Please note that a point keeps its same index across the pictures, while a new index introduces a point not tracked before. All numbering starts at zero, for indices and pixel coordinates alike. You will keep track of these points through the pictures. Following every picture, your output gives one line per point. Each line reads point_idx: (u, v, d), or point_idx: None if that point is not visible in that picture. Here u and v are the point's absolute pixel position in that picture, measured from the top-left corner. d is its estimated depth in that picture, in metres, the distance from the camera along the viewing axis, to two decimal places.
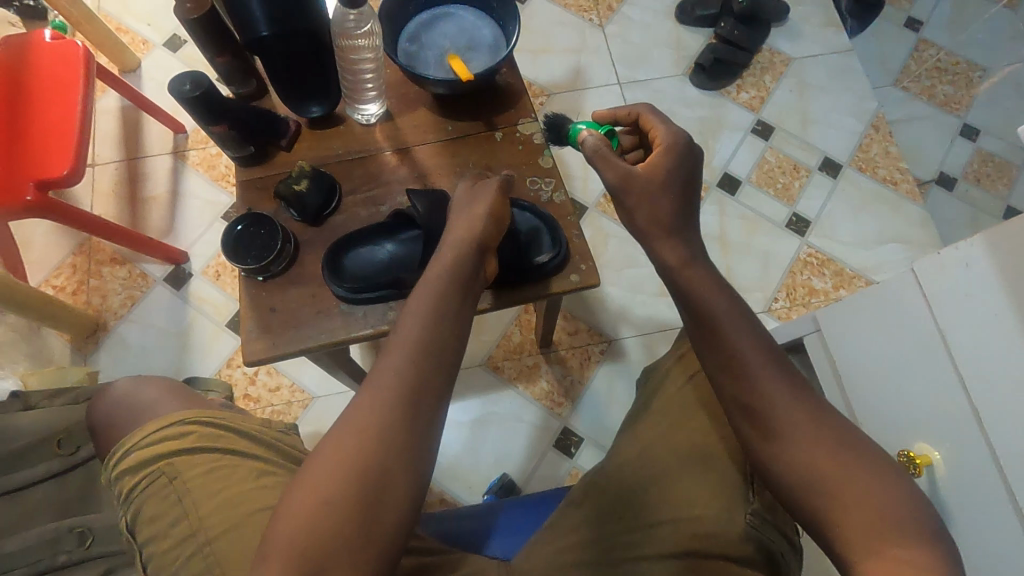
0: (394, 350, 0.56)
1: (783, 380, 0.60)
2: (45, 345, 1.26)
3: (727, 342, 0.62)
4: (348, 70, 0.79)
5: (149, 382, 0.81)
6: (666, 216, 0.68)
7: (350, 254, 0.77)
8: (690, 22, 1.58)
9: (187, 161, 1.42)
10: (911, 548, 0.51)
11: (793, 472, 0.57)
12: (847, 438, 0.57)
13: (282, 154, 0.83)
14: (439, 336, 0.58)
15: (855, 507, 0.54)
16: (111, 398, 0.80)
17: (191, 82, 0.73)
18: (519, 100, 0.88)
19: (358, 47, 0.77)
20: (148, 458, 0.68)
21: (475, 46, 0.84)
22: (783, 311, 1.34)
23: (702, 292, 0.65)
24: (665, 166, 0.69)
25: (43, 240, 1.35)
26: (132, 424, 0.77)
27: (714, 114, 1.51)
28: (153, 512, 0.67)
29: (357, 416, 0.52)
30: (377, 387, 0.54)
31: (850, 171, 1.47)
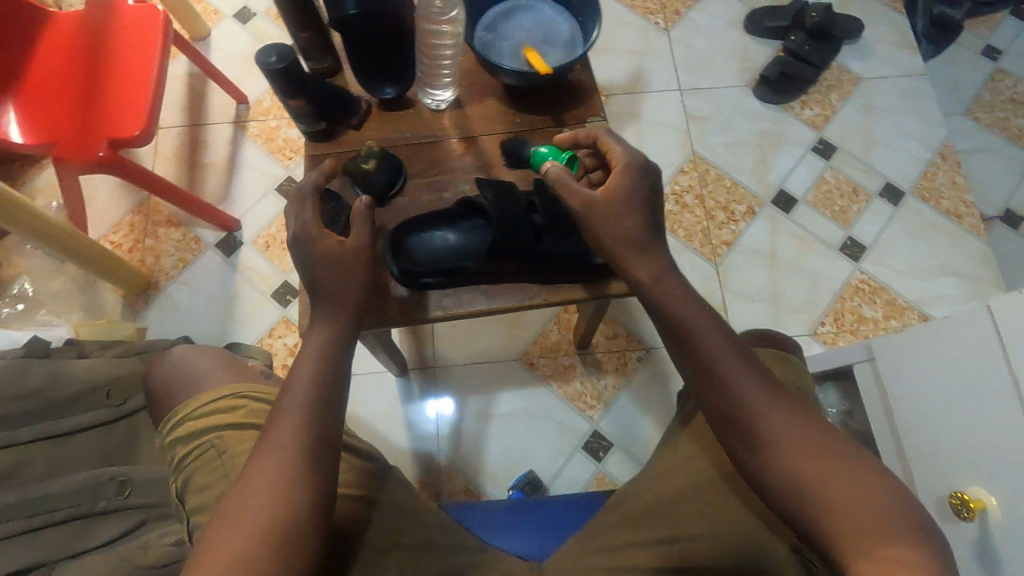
0: (289, 398, 0.63)
1: (764, 390, 0.62)
2: (98, 298, 1.30)
3: (704, 356, 0.64)
4: (430, 54, 0.80)
5: (203, 351, 0.84)
6: (635, 234, 0.69)
7: (414, 237, 0.77)
8: (759, 32, 1.55)
9: (247, 132, 1.45)
10: (899, 546, 0.52)
11: (780, 478, 0.59)
12: (830, 441, 0.59)
13: (350, 133, 0.84)
14: (332, 382, 0.65)
15: (844, 508, 0.55)
16: (168, 363, 0.83)
17: (275, 54, 0.73)
18: (590, 98, 0.87)
19: (440, 33, 0.77)
20: (201, 429, 0.73)
21: (551, 41, 0.84)
22: (829, 335, 1.31)
23: (677, 307, 0.67)
24: (628, 186, 0.70)
25: (105, 197, 1.39)
26: (185, 392, 0.80)
27: (775, 128, 1.48)
28: (203, 481, 0.71)
29: (261, 467, 0.59)
30: (278, 442, 0.61)
31: (912, 199, 1.42)
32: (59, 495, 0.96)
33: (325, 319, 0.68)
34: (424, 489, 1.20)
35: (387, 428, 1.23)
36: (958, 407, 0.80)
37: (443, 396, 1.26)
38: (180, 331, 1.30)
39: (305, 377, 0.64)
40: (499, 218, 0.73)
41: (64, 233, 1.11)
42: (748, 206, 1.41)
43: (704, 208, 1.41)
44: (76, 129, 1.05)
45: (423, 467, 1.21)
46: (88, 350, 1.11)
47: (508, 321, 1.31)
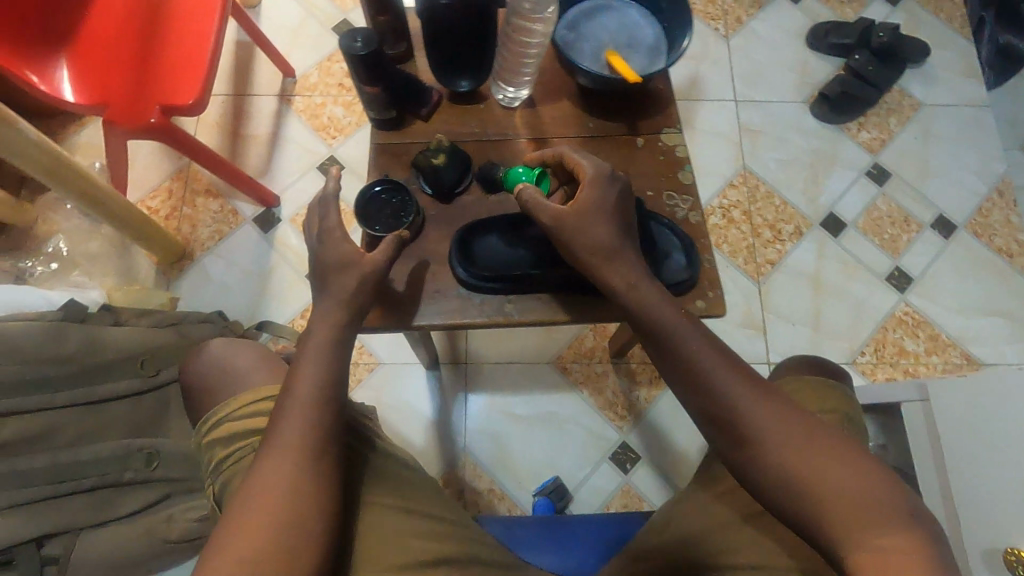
0: (291, 404, 0.67)
1: (746, 385, 0.62)
2: (132, 263, 1.29)
3: (684, 357, 0.64)
4: (519, 53, 0.76)
5: (243, 346, 0.84)
6: (604, 241, 0.68)
7: (479, 238, 0.77)
8: (821, 48, 1.50)
9: (292, 106, 1.42)
10: (891, 534, 0.53)
11: (768, 473, 0.58)
12: (817, 431, 0.59)
13: (418, 124, 0.81)
14: (333, 387, 0.69)
15: (836, 499, 0.55)
16: (206, 358, 0.82)
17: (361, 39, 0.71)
18: (667, 108, 0.83)
19: (528, 33, 0.74)
20: (238, 431, 0.73)
21: (635, 46, 0.80)
22: (868, 366, 1.28)
23: (656, 307, 0.67)
24: (599, 200, 0.69)
25: (144, 160, 1.37)
26: (224, 388, 0.79)
27: (830, 149, 1.44)
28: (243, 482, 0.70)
29: (268, 472, 0.64)
30: (284, 444, 0.65)
31: (964, 234, 1.39)
32: (89, 464, 0.96)
33: (321, 323, 0.71)
34: (447, 486, 1.18)
35: (415, 424, 1.22)
36: None
37: (473, 395, 1.24)
38: (212, 304, 1.28)
39: (306, 384, 0.68)
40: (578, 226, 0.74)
41: (107, 196, 1.09)
42: (797, 227, 1.38)
43: (751, 224, 1.38)
44: (128, 90, 1.02)
45: (447, 463, 1.20)
46: (124, 317, 1.09)
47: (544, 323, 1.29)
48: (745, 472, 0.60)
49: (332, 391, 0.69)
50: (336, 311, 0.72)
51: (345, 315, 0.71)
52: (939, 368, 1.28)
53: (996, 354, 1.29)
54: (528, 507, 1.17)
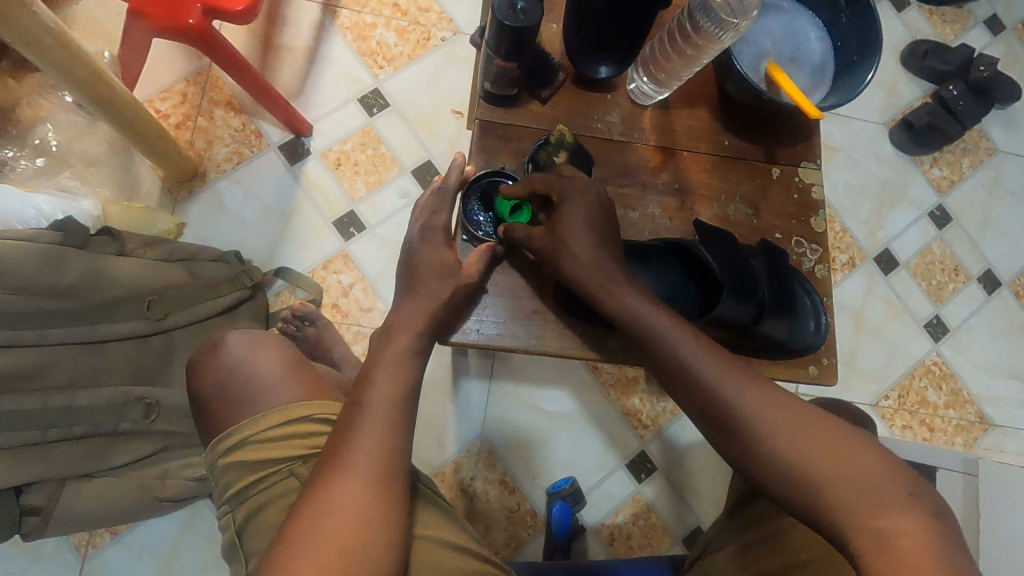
0: (362, 420, 0.55)
1: (735, 375, 0.57)
2: (135, 174, 1.12)
3: (671, 351, 0.59)
4: (689, 56, 0.63)
5: (268, 349, 0.67)
6: (580, 257, 0.62)
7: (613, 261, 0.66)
8: (916, 70, 1.41)
9: (338, 20, 1.23)
10: (893, 516, 0.49)
11: (762, 466, 0.55)
12: (808, 414, 0.55)
13: (535, 105, 0.69)
14: (409, 408, 0.58)
15: (834, 487, 0.51)
16: (220, 359, 0.66)
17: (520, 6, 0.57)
18: (811, 138, 0.74)
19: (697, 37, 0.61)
20: (267, 457, 0.60)
21: (800, 62, 0.69)
22: (889, 410, 1.28)
23: (640, 305, 0.61)
24: (573, 214, 0.62)
25: (157, 52, 1.17)
26: (243, 396, 0.64)
27: (900, 181, 1.38)
28: (272, 521, 0.58)
29: (333, 492, 0.52)
30: (355, 459, 0.53)
31: (1007, 293, 1.37)
32: (81, 410, 0.85)
33: (395, 340, 0.60)
34: (458, 471, 1.13)
35: (432, 403, 1.15)
36: None
37: (497, 382, 1.17)
38: (223, 237, 1.14)
39: (382, 399, 0.57)
40: (731, 280, 0.61)
41: (123, 101, 0.92)
42: (851, 257, 1.33)
43: None
44: None
45: (462, 448, 1.15)
46: (130, 246, 0.95)
47: None
48: (745, 471, 0.57)
49: (407, 418, 0.57)
50: (421, 318, 0.62)
51: (431, 323, 0.63)
52: (953, 422, 1.30)
53: (1008, 417, 1.32)
54: (538, 503, 1.14)
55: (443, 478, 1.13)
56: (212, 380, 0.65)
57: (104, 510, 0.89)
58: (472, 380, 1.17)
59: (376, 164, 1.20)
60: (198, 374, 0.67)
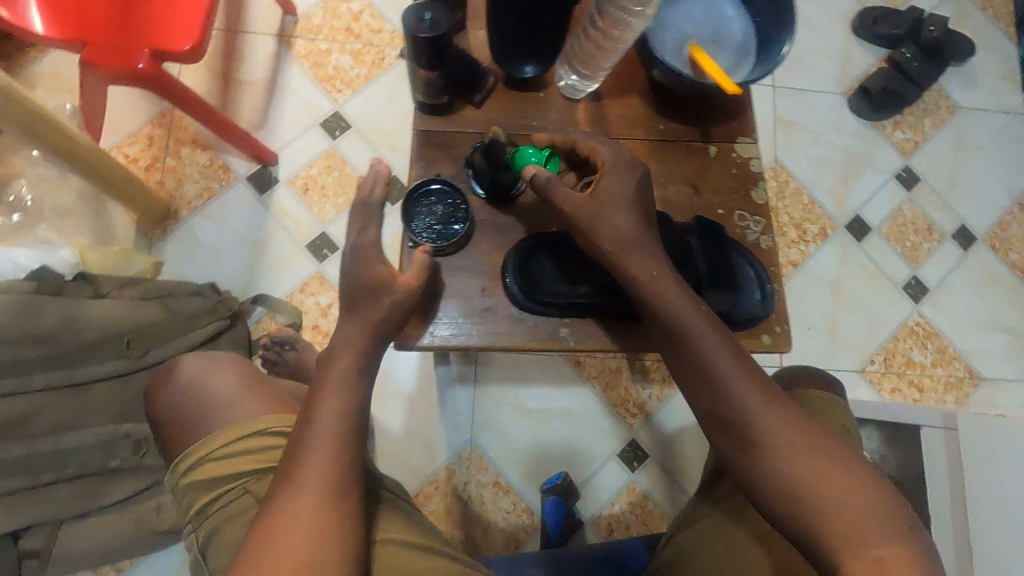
0: (312, 437, 0.57)
1: (756, 388, 0.59)
2: (110, 220, 1.15)
3: (698, 353, 0.60)
4: (606, 47, 0.65)
5: (220, 368, 0.72)
6: (627, 229, 0.62)
7: (547, 259, 0.68)
8: (867, 37, 1.42)
9: (293, 50, 1.26)
10: (888, 547, 0.51)
11: (772, 479, 0.56)
12: (823, 441, 0.57)
13: (469, 110, 0.71)
14: (359, 417, 0.59)
15: (838, 510, 0.53)
16: (178, 384, 0.71)
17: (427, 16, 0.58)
18: (744, 115, 0.75)
19: (616, 25, 0.62)
20: (222, 475, 0.64)
21: (722, 42, 0.71)
22: (876, 375, 1.28)
23: (675, 302, 0.61)
24: (621, 185, 0.63)
25: (121, 100, 1.20)
26: (205, 415, 0.69)
27: (864, 148, 1.39)
28: (232, 535, 0.62)
29: (285, 511, 0.54)
30: (304, 477, 0.55)
31: (983, 247, 1.38)
32: (70, 451, 0.88)
33: (346, 351, 0.61)
34: (451, 477, 1.15)
35: (418, 413, 1.16)
36: None
37: (482, 385, 1.19)
38: (199, 272, 1.16)
39: (329, 412, 0.58)
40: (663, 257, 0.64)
41: (84, 151, 0.95)
42: (822, 228, 1.34)
43: (776, 222, 1.33)
44: (109, 24, 0.87)
45: (453, 454, 1.16)
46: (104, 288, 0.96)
47: None
48: (748, 478, 0.58)
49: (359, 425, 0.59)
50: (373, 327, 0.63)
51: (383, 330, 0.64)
52: (942, 381, 1.30)
53: (996, 370, 1.31)
54: (533, 501, 1.15)
55: (436, 486, 1.14)
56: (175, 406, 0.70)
57: (102, 548, 0.91)
58: (456, 386, 1.18)
59: (342, 186, 1.22)
60: (156, 398, 0.72)
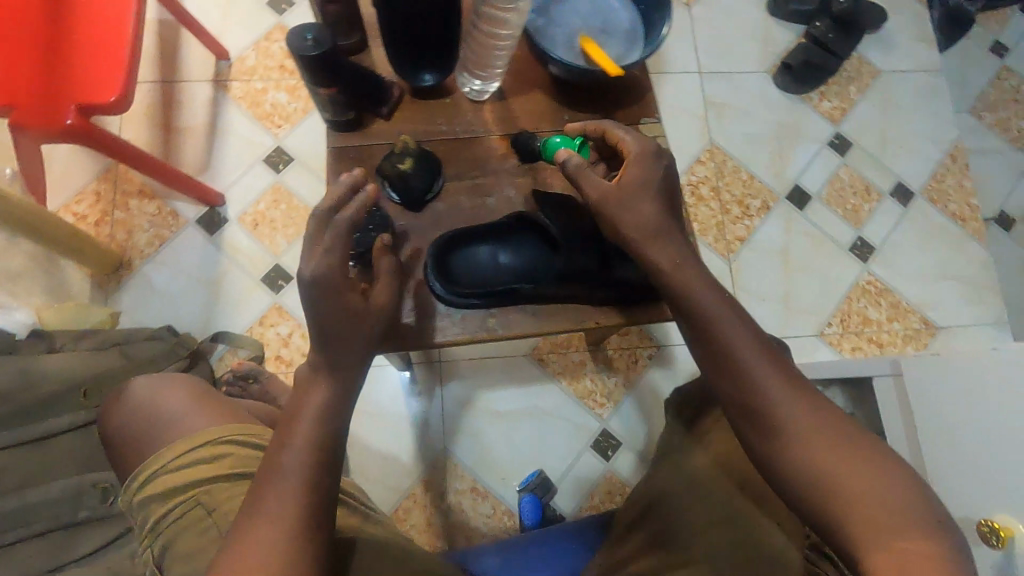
0: (280, 463, 0.54)
1: (780, 375, 0.58)
2: (63, 278, 1.16)
3: (718, 339, 0.60)
4: (489, 43, 0.67)
5: (172, 387, 0.78)
6: (652, 219, 0.64)
7: (455, 253, 0.70)
8: (783, 16, 1.47)
9: (230, 93, 1.30)
10: (912, 539, 0.48)
11: (795, 464, 0.55)
12: (849, 431, 0.55)
13: (380, 123, 0.74)
14: (335, 429, 0.58)
15: (858, 498, 0.51)
16: (129, 403, 0.77)
17: (310, 35, 0.62)
18: (644, 97, 0.79)
19: (496, 20, 0.65)
20: (174, 488, 0.68)
21: (611, 31, 0.75)
22: (835, 337, 1.31)
23: (701, 297, 0.62)
24: (647, 174, 0.66)
25: (64, 161, 1.23)
26: (157, 433, 0.74)
27: (794, 120, 1.43)
28: (189, 544, 0.64)
29: (249, 545, 0.50)
30: (274, 508, 0.52)
31: (921, 201, 1.42)
32: (36, 507, 0.86)
33: None
34: (429, 488, 1.15)
35: (390, 426, 1.17)
36: (990, 435, 0.81)
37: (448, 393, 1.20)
38: (158, 317, 1.18)
39: (305, 425, 0.57)
40: (562, 238, 0.68)
41: (26, 211, 0.97)
42: (764, 201, 1.38)
43: (720, 201, 1.36)
44: (35, 86, 0.89)
45: (428, 466, 1.16)
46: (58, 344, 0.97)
47: None
48: (769, 464, 0.57)
49: (334, 444, 0.57)
50: None
51: None
52: (900, 334, 1.33)
53: (951, 317, 1.35)
54: (513, 502, 1.16)
55: (415, 499, 1.15)
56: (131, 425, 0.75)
57: None
58: (423, 398, 1.19)
59: (292, 217, 1.25)
60: (110, 419, 0.77)
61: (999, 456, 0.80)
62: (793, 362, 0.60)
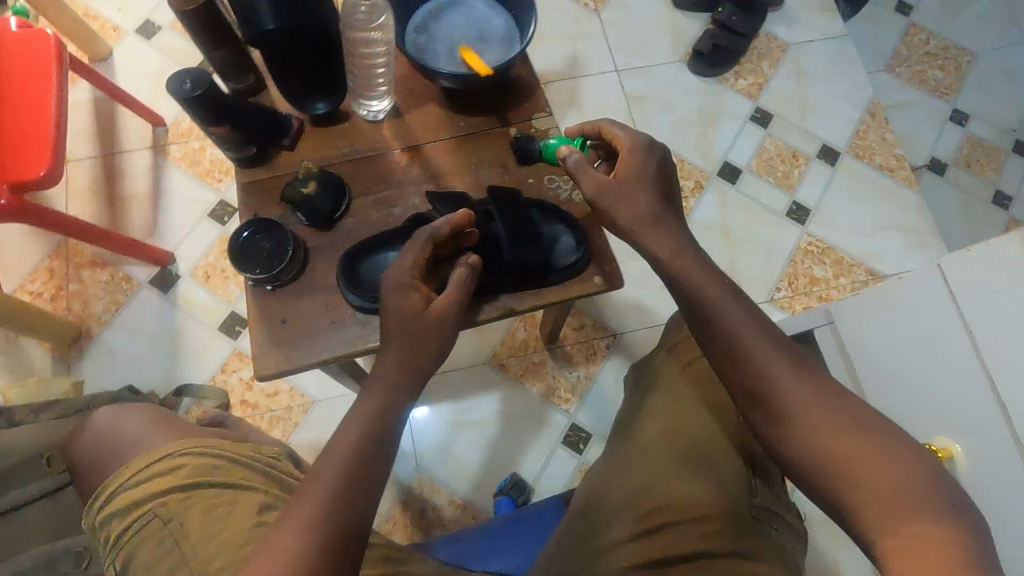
0: (331, 454, 0.55)
1: (783, 359, 0.59)
2: (24, 356, 1.19)
3: (721, 326, 0.62)
4: (365, 63, 0.75)
5: (135, 413, 0.80)
6: (646, 209, 0.69)
7: (367, 259, 0.72)
8: (688, 7, 1.55)
9: (169, 156, 1.35)
10: (929, 525, 0.49)
11: (806, 449, 0.56)
12: (861, 416, 0.56)
13: (285, 154, 0.78)
14: (387, 428, 0.57)
15: (870, 484, 0.52)
16: (95, 427, 0.79)
17: (190, 80, 0.67)
18: (534, 93, 0.84)
19: (371, 41, 0.73)
20: (134, 502, 0.70)
21: (488, 38, 0.80)
22: (785, 300, 1.34)
23: (695, 274, 0.65)
24: (639, 166, 0.71)
25: (16, 244, 1.27)
26: (115, 457, 0.76)
27: (713, 102, 1.49)
28: (151, 552, 0.68)
29: (286, 529, 0.50)
30: (313, 498, 0.52)
31: (848, 159, 1.47)
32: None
33: None
34: (408, 507, 1.16)
35: None
36: (918, 365, 0.80)
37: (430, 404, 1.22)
38: (121, 379, 1.20)
39: (356, 426, 0.56)
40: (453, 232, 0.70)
41: None
42: (697, 181, 1.42)
43: None
44: None
45: (403, 486, 1.17)
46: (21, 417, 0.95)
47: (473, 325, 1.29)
48: (779, 448, 0.58)
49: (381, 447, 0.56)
50: None
51: None
52: (848, 289, 1.36)
53: (895, 265, 1.38)
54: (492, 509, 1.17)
55: (395, 521, 1.15)
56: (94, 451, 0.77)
57: None
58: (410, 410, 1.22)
59: None
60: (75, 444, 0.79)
61: (927, 382, 0.79)
62: (798, 344, 0.61)
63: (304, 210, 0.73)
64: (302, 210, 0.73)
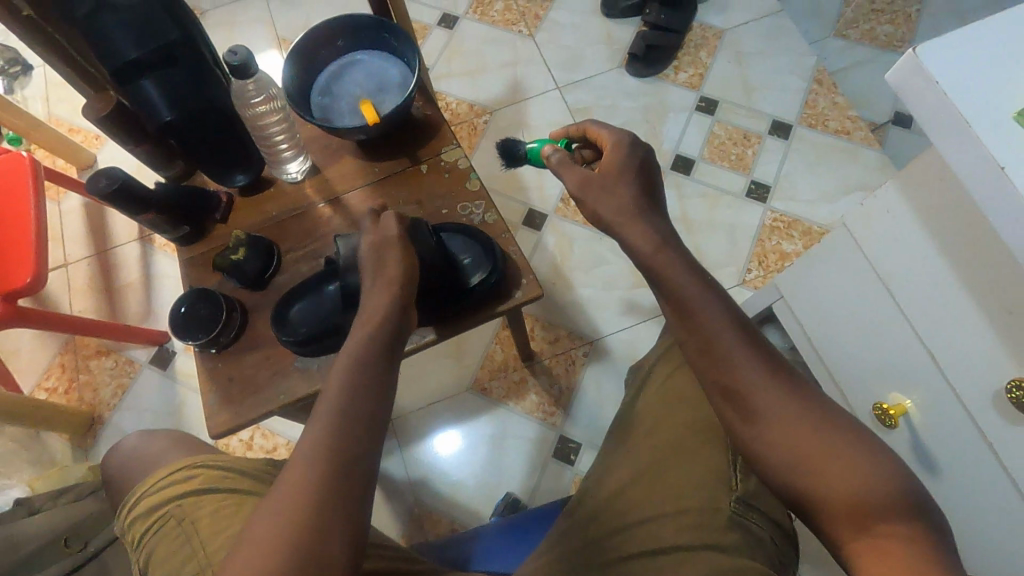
0: (321, 406, 0.58)
1: (758, 358, 0.60)
2: (46, 448, 1.29)
3: (699, 323, 0.62)
4: (258, 132, 0.83)
5: (157, 436, 0.84)
6: (631, 200, 0.67)
7: (295, 305, 0.78)
8: (618, 15, 1.60)
9: (155, 244, 1.46)
10: (896, 522, 0.51)
11: (778, 450, 0.57)
12: (829, 417, 0.57)
13: (219, 227, 0.85)
14: (370, 383, 0.60)
15: (839, 482, 0.54)
16: (123, 451, 0.84)
17: (108, 177, 0.76)
18: (440, 129, 0.89)
19: (259, 113, 0.81)
20: (159, 504, 0.73)
21: (386, 88, 0.86)
22: (757, 280, 1.33)
23: (669, 266, 0.64)
24: (617, 164, 0.69)
25: (30, 347, 1.38)
26: (138, 476, 0.80)
27: (657, 99, 1.52)
28: (170, 548, 0.70)
29: (292, 473, 0.54)
30: (311, 445, 0.55)
31: (801, 129, 1.47)
32: None
33: None
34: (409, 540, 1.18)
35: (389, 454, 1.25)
36: (858, 322, 0.78)
37: (435, 426, 1.27)
38: None
39: (317, 431, 0.56)
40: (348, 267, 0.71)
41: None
42: None
43: None
44: None
45: (404, 521, 1.20)
46: (37, 505, 1.01)
47: (451, 353, 1.33)
48: (750, 446, 0.59)
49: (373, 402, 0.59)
50: None
51: None
52: None
53: None
54: None
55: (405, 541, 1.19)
56: (124, 470, 0.82)
57: None
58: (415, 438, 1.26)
59: None
60: (114, 454, 0.84)
61: (868, 338, 0.77)
62: (770, 341, 0.62)
63: (237, 272, 0.78)
64: (235, 271, 0.78)
